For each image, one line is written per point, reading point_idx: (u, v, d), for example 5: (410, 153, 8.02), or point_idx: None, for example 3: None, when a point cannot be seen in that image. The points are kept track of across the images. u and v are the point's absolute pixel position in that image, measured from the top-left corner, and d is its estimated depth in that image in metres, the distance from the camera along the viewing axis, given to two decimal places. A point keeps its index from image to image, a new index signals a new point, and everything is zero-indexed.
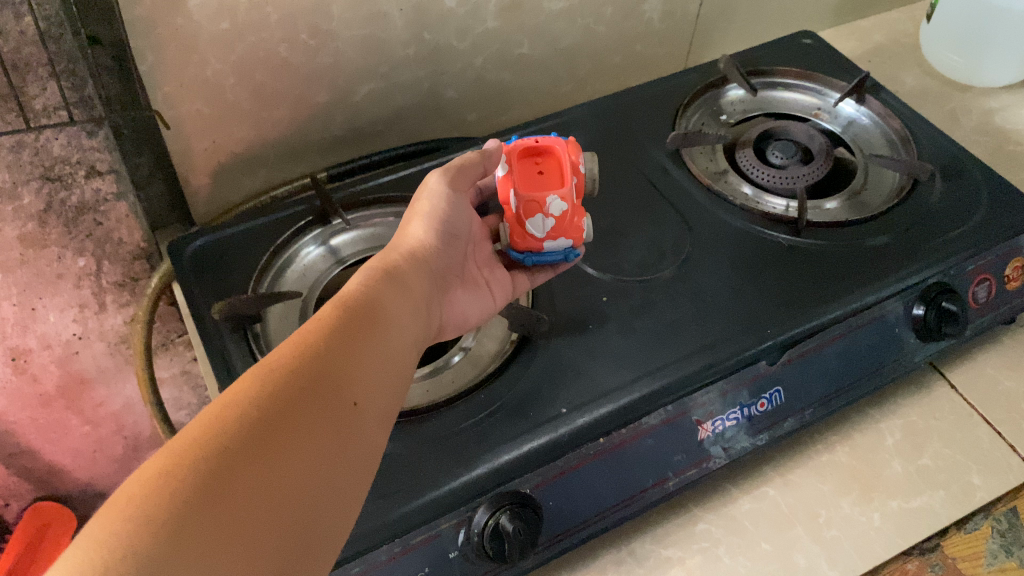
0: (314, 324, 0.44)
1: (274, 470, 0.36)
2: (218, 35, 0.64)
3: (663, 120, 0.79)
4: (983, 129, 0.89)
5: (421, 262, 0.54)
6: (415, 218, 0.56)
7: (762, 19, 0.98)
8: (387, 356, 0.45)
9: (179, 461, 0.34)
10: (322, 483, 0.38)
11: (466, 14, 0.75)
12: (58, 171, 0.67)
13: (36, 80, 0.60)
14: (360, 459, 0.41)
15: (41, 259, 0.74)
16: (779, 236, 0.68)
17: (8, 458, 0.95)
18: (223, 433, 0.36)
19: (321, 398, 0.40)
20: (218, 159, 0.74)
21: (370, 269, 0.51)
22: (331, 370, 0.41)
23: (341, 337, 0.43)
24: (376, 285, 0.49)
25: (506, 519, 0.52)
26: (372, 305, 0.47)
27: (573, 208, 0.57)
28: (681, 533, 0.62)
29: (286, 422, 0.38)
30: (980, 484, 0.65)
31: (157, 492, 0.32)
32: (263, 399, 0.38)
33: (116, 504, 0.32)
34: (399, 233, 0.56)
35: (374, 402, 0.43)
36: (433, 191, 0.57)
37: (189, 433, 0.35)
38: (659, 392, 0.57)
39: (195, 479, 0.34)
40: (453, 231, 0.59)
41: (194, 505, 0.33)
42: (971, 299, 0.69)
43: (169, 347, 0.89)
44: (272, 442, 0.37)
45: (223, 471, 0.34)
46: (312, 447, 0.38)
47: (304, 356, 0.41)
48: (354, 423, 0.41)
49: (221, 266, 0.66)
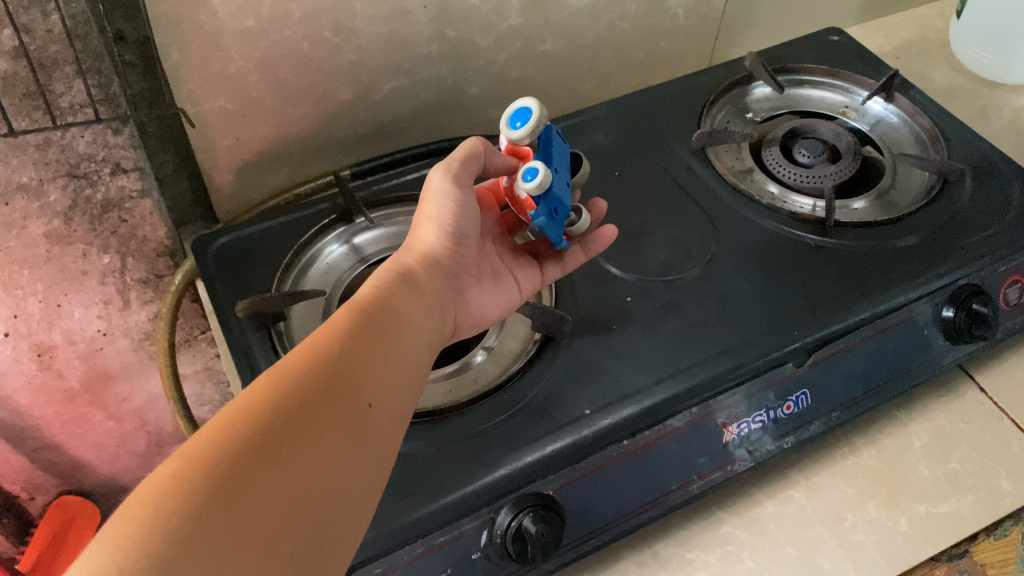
0: (327, 328, 0.44)
1: (289, 471, 0.36)
2: (242, 32, 0.64)
3: (686, 118, 0.79)
4: (1014, 127, 0.88)
5: (433, 267, 0.53)
6: (425, 222, 0.55)
7: (788, 14, 0.97)
8: (400, 357, 0.46)
9: (195, 463, 0.34)
10: (336, 486, 0.38)
11: (490, 11, 0.75)
12: (83, 168, 0.68)
13: (63, 78, 0.61)
14: (375, 459, 0.41)
15: (66, 255, 0.75)
16: (806, 236, 0.67)
17: (33, 454, 0.96)
18: (237, 436, 0.36)
19: (336, 400, 0.40)
20: (241, 157, 0.74)
21: (385, 274, 0.50)
22: (345, 372, 0.42)
23: (353, 339, 0.44)
24: (388, 288, 0.49)
25: (528, 520, 0.51)
26: (385, 307, 0.47)
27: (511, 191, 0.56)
28: (705, 537, 0.61)
29: (301, 421, 0.38)
30: (1009, 489, 0.63)
31: (174, 496, 0.33)
32: (278, 401, 0.38)
33: (132, 508, 0.32)
34: (409, 239, 0.55)
35: (388, 402, 0.43)
36: (438, 191, 0.54)
37: (203, 438, 0.35)
38: (683, 394, 0.57)
39: (211, 482, 0.34)
40: (464, 230, 0.57)
41: (209, 506, 0.33)
42: (1003, 301, 0.68)
43: (192, 344, 0.89)
44: (287, 442, 0.37)
45: (239, 472, 0.35)
46: (325, 448, 0.38)
47: (317, 359, 0.41)
48: (368, 422, 0.41)
49: (244, 264, 0.66)
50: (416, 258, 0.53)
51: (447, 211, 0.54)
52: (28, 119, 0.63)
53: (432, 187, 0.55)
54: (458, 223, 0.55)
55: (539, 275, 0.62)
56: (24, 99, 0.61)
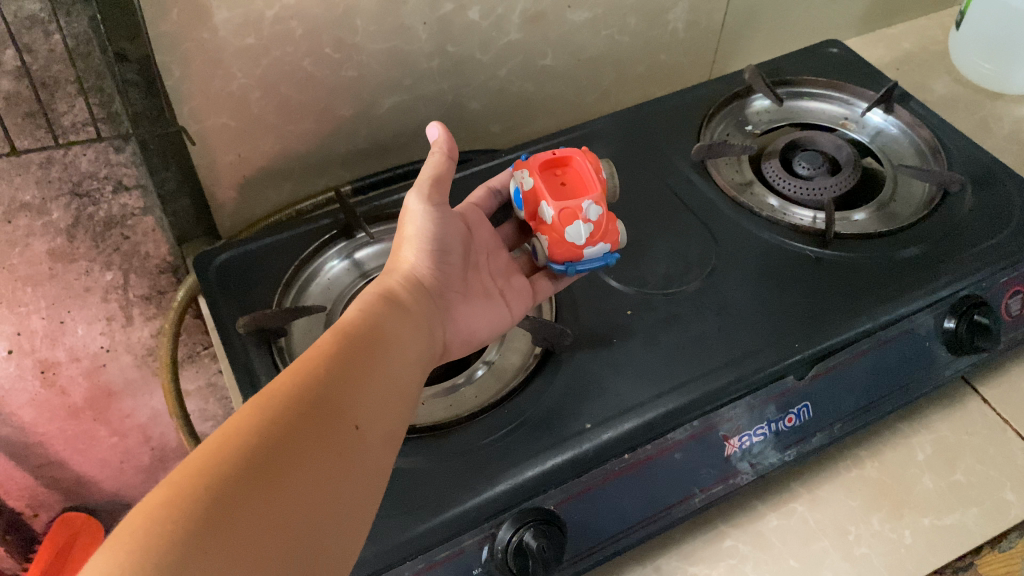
0: (312, 352, 0.44)
1: (280, 493, 0.37)
2: (243, 49, 0.65)
3: (686, 132, 0.79)
4: (1015, 137, 0.88)
5: (414, 287, 0.55)
6: (405, 245, 0.57)
7: (789, 27, 0.97)
8: (388, 380, 0.46)
9: (183, 489, 0.35)
10: (327, 506, 0.38)
11: (490, 26, 0.75)
12: (86, 186, 0.69)
13: (65, 98, 0.62)
14: (365, 479, 0.41)
15: (69, 272, 0.75)
16: (807, 248, 0.68)
17: (37, 471, 0.96)
18: (226, 461, 0.36)
19: (324, 422, 0.41)
20: (243, 173, 0.75)
21: (369, 298, 0.51)
22: (331, 394, 0.42)
23: (338, 362, 0.44)
24: (372, 312, 0.49)
25: (529, 536, 0.51)
26: (370, 331, 0.48)
27: (607, 214, 0.57)
28: (708, 550, 0.61)
29: (288, 445, 0.38)
30: (1014, 501, 0.63)
31: (163, 522, 0.33)
32: (265, 425, 0.39)
33: (121, 536, 0.32)
34: (391, 261, 0.57)
35: (375, 423, 0.43)
36: (415, 214, 0.57)
37: (190, 463, 0.36)
38: (684, 407, 0.56)
39: (197, 507, 0.34)
40: (446, 248, 0.58)
41: (199, 531, 0.33)
42: (1005, 311, 0.67)
43: (195, 359, 0.89)
44: (274, 465, 0.37)
45: (227, 496, 0.35)
46: (314, 470, 0.39)
47: (302, 382, 0.42)
48: (354, 444, 0.41)
49: (246, 280, 0.66)
50: (398, 279, 0.54)
51: (423, 231, 0.57)
52: (30, 137, 0.63)
53: (410, 211, 0.58)
54: (435, 239, 0.57)
55: (533, 291, 0.62)
56: (25, 118, 0.62)
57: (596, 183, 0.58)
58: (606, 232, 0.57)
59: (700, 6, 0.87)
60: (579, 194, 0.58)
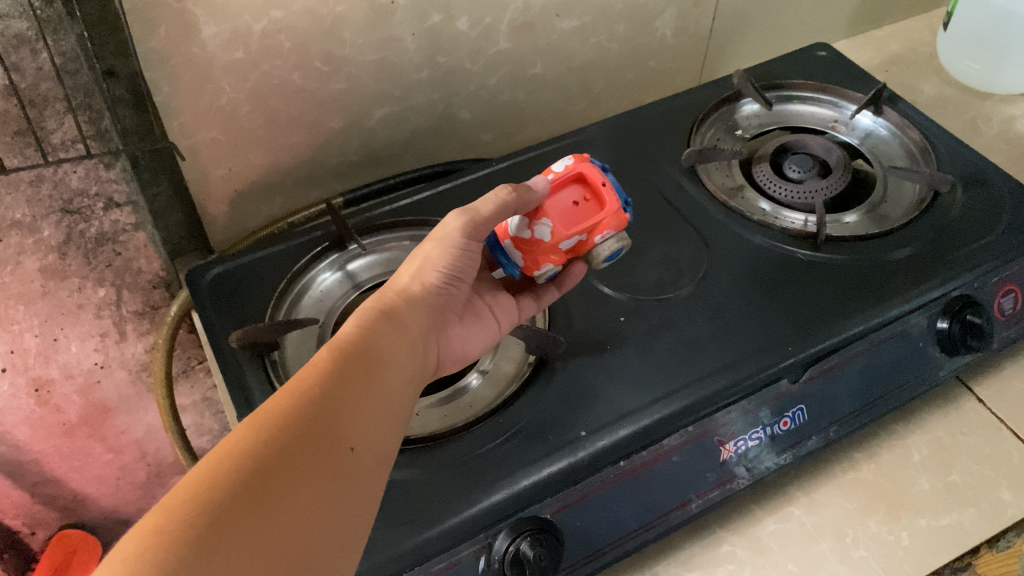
0: (306, 369, 0.44)
1: (273, 518, 0.37)
2: (232, 63, 0.65)
3: (676, 137, 0.79)
4: (1005, 137, 0.88)
5: (421, 306, 0.53)
6: (424, 262, 0.55)
7: (777, 31, 0.98)
8: (382, 399, 0.46)
9: (176, 514, 0.34)
10: (320, 531, 0.39)
11: (478, 36, 0.75)
12: (76, 204, 0.70)
13: (54, 115, 0.64)
14: (359, 501, 0.41)
15: (62, 289, 0.76)
16: (798, 251, 0.68)
17: (32, 489, 0.96)
18: (222, 485, 0.36)
19: (319, 443, 0.41)
20: (236, 187, 0.74)
21: (368, 309, 0.50)
22: (323, 413, 0.42)
23: (333, 380, 0.44)
24: (371, 327, 0.49)
25: (526, 545, 0.51)
26: (366, 346, 0.47)
27: (551, 248, 0.56)
28: (704, 556, 0.61)
29: (281, 467, 0.38)
30: (1011, 501, 0.63)
31: (156, 548, 0.33)
32: (259, 445, 0.38)
33: (115, 561, 0.32)
34: (398, 273, 0.55)
35: (369, 444, 0.43)
36: (448, 235, 0.55)
37: (185, 484, 0.36)
38: (676, 414, 0.56)
39: (191, 533, 0.34)
40: (459, 274, 0.56)
41: (192, 557, 0.33)
42: (997, 310, 0.68)
43: (190, 373, 0.89)
44: (269, 488, 0.37)
45: (221, 520, 0.35)
46: (308, 493, 0.39)
47: (297, 401, 0.42)
48: (349, 465, 0.41)
49: (239, 294, 0.66)
50: (406, 299, 0.53)
51: (444, 258, 0.55)
52: (20, 156, 0.65)
53: (443, 230, 0.55)
54: (455, 266, 0.55)
55: (515, 310, 0.62)
56: (14, 136, 0.63)
57: (578, 229, 0.55)
58: (533, 255, 0.56)
59: (688, 12, 0.87)
60: (562, 215, 0.56)
